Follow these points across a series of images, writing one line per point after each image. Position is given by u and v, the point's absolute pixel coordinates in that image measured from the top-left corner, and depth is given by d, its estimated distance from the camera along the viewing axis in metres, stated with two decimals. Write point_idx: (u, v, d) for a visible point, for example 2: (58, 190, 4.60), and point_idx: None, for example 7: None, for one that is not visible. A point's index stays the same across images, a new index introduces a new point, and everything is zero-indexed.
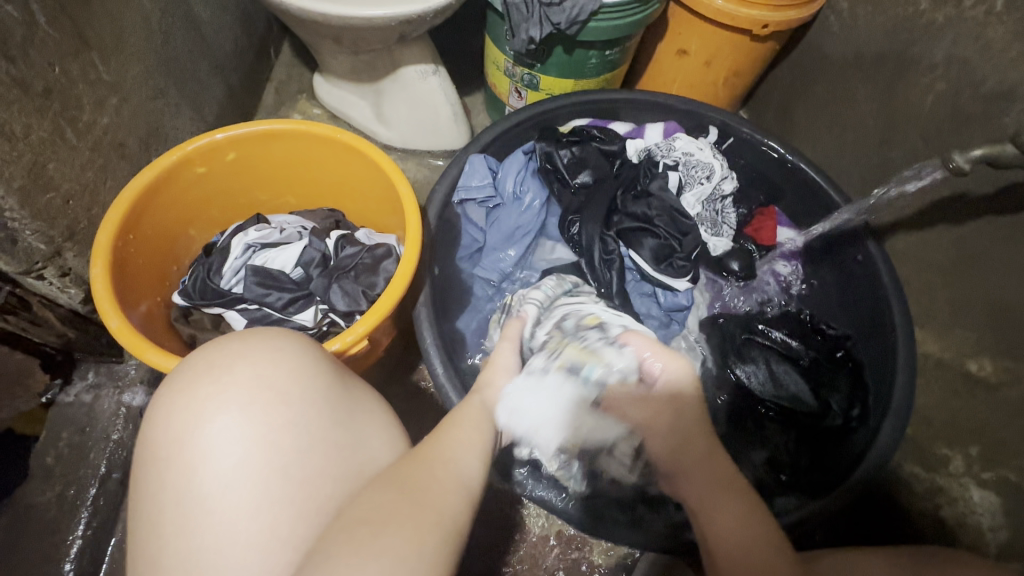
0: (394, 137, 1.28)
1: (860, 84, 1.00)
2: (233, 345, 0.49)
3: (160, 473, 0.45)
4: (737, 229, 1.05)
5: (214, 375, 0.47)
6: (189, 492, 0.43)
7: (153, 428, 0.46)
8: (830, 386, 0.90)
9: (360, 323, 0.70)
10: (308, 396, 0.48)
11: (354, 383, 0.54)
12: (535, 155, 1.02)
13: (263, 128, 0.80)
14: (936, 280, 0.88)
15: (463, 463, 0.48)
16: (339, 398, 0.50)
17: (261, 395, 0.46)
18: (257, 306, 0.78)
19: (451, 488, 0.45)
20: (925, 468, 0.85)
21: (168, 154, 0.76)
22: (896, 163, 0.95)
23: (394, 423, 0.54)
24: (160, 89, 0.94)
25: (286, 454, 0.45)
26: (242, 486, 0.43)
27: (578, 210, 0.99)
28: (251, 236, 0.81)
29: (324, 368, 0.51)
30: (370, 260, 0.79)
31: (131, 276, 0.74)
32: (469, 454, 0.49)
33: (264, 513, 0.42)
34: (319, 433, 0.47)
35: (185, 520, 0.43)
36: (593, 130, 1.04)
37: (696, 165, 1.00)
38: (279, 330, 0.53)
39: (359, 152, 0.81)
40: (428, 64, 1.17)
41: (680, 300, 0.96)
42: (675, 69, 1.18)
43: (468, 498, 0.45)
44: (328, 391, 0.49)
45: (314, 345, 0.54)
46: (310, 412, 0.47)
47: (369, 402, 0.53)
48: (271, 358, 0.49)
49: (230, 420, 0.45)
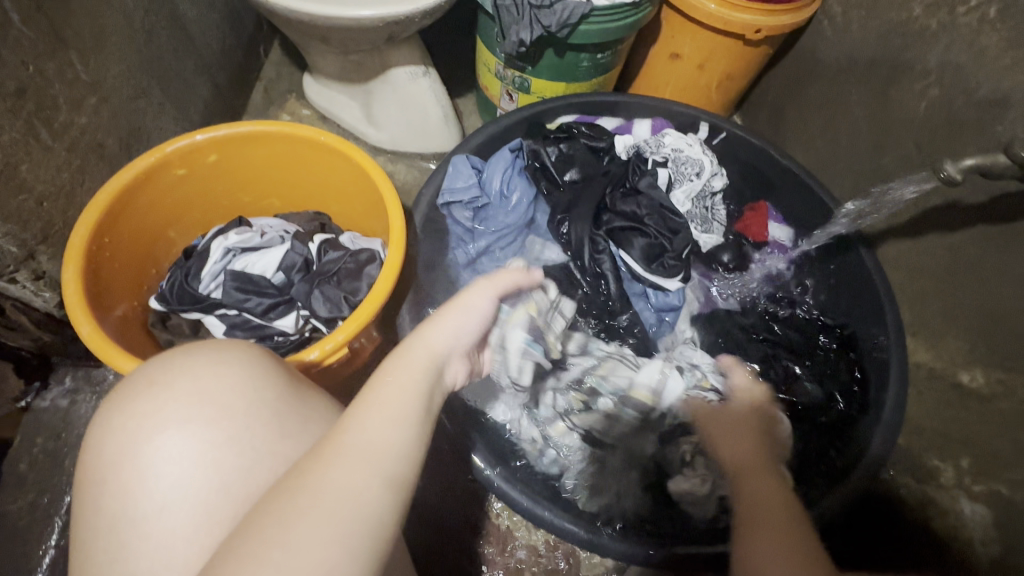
0: (384, 138, 1.26)
1: (853, 89, 0.99)
2: (177, 360, 0.48)
3: (102, 495, 0.44)
4: (728, 225, 1.06)
5: (153, 392, 0.46)
6: (126, 514, 0.43)
7: (96, 446, 0.46)
8: (829, 378, 0.92)
9: (340, 330, 0.68)
10: (252, 410, 0.47)
11: (310, 392, 0.52)
12: (523, 152, 1.00)
13: (245, 129, 0.78)
14: (928, 289, 0.87)
15: (372, 429, 0.43)
16: (289, 409, 0.49)
17: (201, 411, 0.46)
18: (236, 311, 0.76)
19: (362, 464, 0.40)
20: (916, 479, 0.84)
21: (146, 156, 0.74)
22: (889, 170, 0.94)
23: None
24: (142, 88, 0.92)
25: (226, 472, 0.44)
26: (178, 507, 0.43)
27: (567, 209, 0.97)
28: (230, 240, 0.78)
29: (276, 379, 0.50)
30: (353, 265, 0.78)
31: (105, 279, 0.72)
32: (392, 428, 0.43)
33: (202, 534, 0.42)
34: (264, 447, 0.46)
35: (121, 543, 0.43)
36: (581, 127, 1.02)
37: (685, 162, 1.00)
38: (229, 341, 0.51)
39: (344, 155, 0.79)
40: (418, 66, 1.16)
41: (672, 300, 0.95)
42: (668, 73, 1.17)
43: (393, 488, 0.40)
44: (276, 403, 0.48)
45: (270, 355, 0.52)
46: (252, 425, 0.46)
47: (322, 410, 0.51)
48: (215, 371, 0.48)
49: (171, 439, 0.45)
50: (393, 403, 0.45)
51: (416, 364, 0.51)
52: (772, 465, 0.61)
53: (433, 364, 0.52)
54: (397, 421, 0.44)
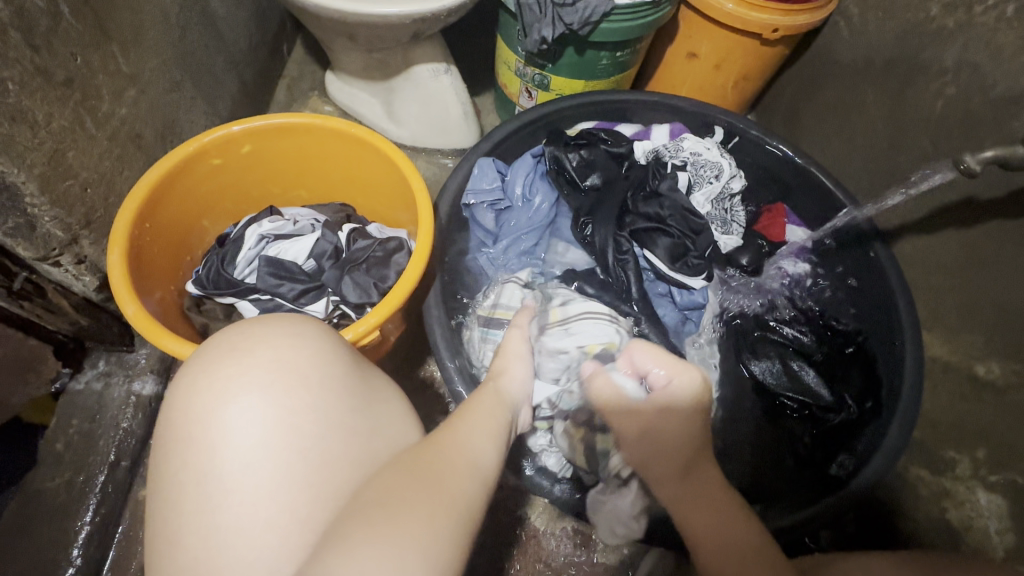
0: (404, 134, 1.29)
1: (870, 88, 1.01)
2: (255, 329, 0.49)
3: (181, 451, 0.44)
4: (747, 228, 1.06)
5: (236, 356, 0.47)
6: (209, 471, 0.43)
7: (175, 405, 0.46)
8: (842, 381, 0.92)
9: (373, 313, 0.70)
10: (329, 381, 0.48)
11: (369, 371, 0.54)
12: (544, 157, 1.04)
13: (279, 121, 0.81)
14: (944, 283, 0.89)
15: (477, 453, 0.49)
16: (357, 384, 0.50)
17: (281, 377, 0.46)
18: (269, 296, 0.78)
19: (468, 474, 0.46)
20: (931, 471, 0.85)
21: (185, 145, 0.77)
22: (904, 167, 0.95)
23: (408, 413, 0.54)
24: (176, 82, 0.95)
25: (307, 438, 0.44)
26: (263, 466, 0.43)
27: (590, 211, 0.99)
28: (264, 228, 0.82)
29: (342, 355, 0.52)
30: (381, 253, 0.80)
31: (146, 263, 0.75)
32: (483, 441, 0.51)
33: (286, 495, 0.42)
34: (339, 418, 0.47)
35: (205, 498, 0.42)
36: (600, 133, 1.04)
37: (704, 165, 1.01)
38: (298, 317, 0.53)
39: (373, 147, 0.82)
40: (440, 63, 1.18)
41: (696, 298, 0.97)
42: (685, 72, 1.19)
43: (482, 486, 0.47)
44: (346, 377, 0.50)
45: (333, 332, 0.54)
46: (331, 397, 0.47)
47: (384, 391, 0.54)
48: (292, 342, 0.49)
49: (253, 401, 0.45)
50: (481, 427, 0.54)
51: (487, 396, 0.61)
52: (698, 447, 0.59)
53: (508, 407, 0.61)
54: (492, 448, 0.52)
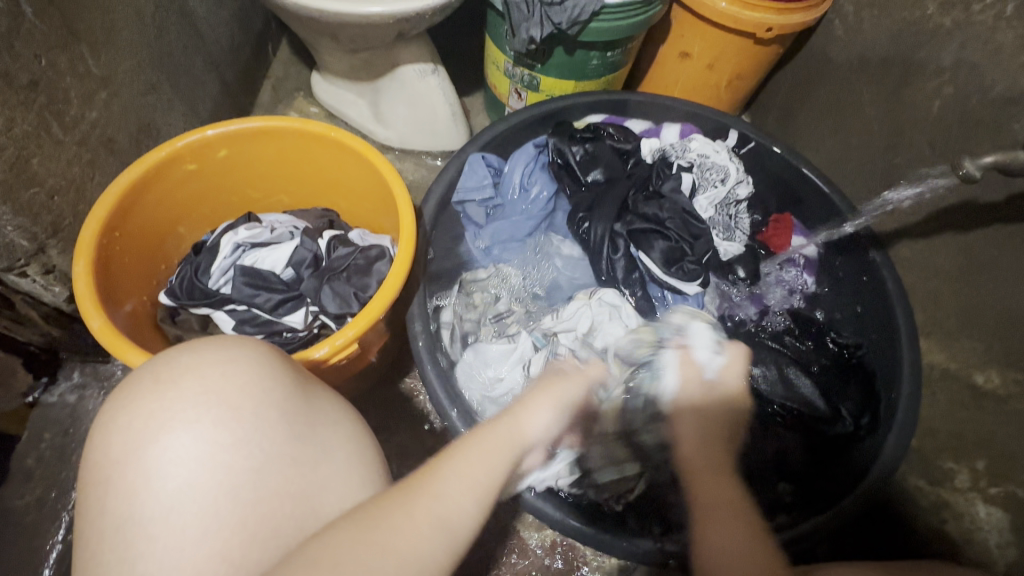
0: (392, 136, 1.26)
1: (865, 88, 0.99)
2: (184, 358, 0.47)
3: (104, 495, 0.42)
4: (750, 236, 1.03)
5: (160, 391, 0.44)
6: (132, 515, 0.41)
7: (99, 446, 0.44)
8: (840, 394, 0.90)
9: (350, 326, 0.67)
10: (263, 411, 0.45)
11: (318, 395, 0.50)
12: (547, 149, 1.02)
13: (257, 125, 0.78)
14: (942, 288, 0.86)
15: (450, 501, 0.44)
16: (302, 412, 0.47)
17: (209, 412, 0.44)
18: (246, 307, 0.76)
19: (432, 529, 0.42)
20: (928, 480, 0.82)
21: (158, 150, 0.74)
22: (901, 169, 0.93)
23: (362, 434, 0.52)
24: (152, 84, 0.92)
25: (237, 475, 0.43)
26: (187, 509, 0.41)
27: (589, 207, 0.97)
28: (240, 236, 0.78)
29: (285, 380, 0.48)
30: (363, 261, 0.77)
31: (116, 275, 0.72)
32: (461, 494, 0.44)
33: (210, 538, 0.40)
34: (274, 450, 0.44)
35: (126, 546, 0.40)
36: (609, 129, 1.02)
37: (711, 168, 0.98)
38: (234, 338, 0.50)
39: (355, 152, 0.79)
40: (426, 63, 1.15)
41: (690, 304, 0.93)
42: (677, 72, 1.17)
43: (447, 542, 0.42)
44: (285, 405, 0.46)
45: (276, 352, 0.51)
46: (265, 430, 0.45)
47: (334, 413, 0.50)
48: (224, 371, 0.46)
49: (179, 439, 0.43)
50: (467, 476, 0.46)
51: (494, 432, 0.50)
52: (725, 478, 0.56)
53: (513, 451, 0.49)
54: (470, 493, 0.46)
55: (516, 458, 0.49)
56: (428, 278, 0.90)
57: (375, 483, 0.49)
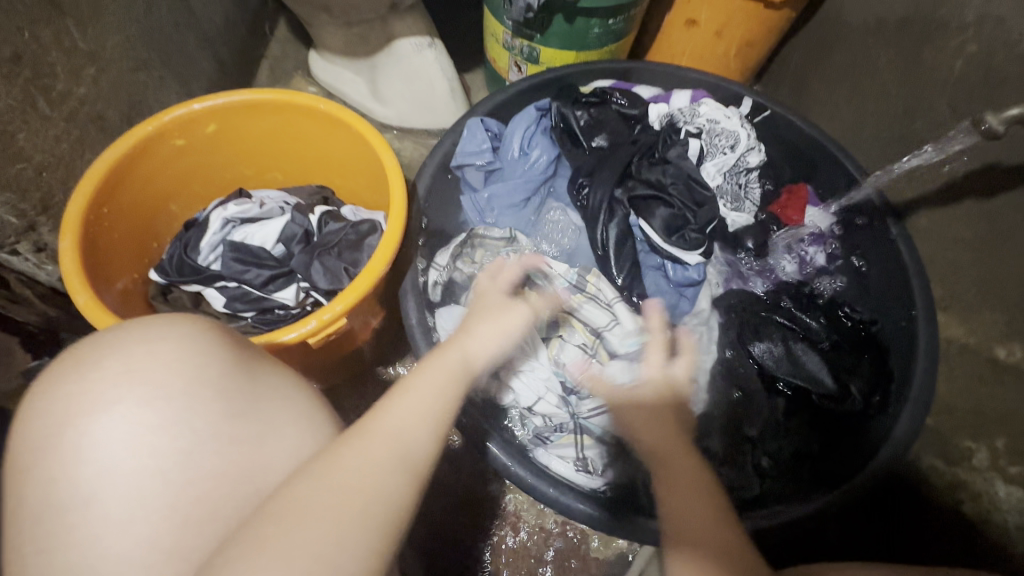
0: (390, 114, 1.23)
1: (882, 51, 0.93)
2: (107, 337, 0.41)
3: (21, 485, 0.37)
4: (761, 206, 0.99)
5: (80, 371, 0.39)
6: (53, 504, 0.36)
7: (19, 431, 0.39)
8: (849, 370, 0.84)
9: (338, 300, 0.65)
10: (196, 389, 0.40)
11: (264, 370, 0.45)
12: (549, 113, 0.97)
13: (246, 97, 0.77)
14: (961, 259, 0.82)
15: (404, 432, 0.43)
16: (244, 386, 0.42)
17: (134, 391, 0.39)
18: (236, 284, 0.75)
19: (383, 461, 0.40)
20: (945, 461, 0.78)
21: (144, 124, 0.73)
22: (919, 135, 0.88)
23: (316, 408, 0.46)
24: (143, 61, 0.91)
25: (169, 456, 0.38)
26: (117, 492, 0.36)
27: (590, 172, 0.93)
28: (230, 211, 0.77)
29: (221, 354, 0.42)
30: (353, 237, 0.75)
31: (106, 252, 0.71)
32: (413, 424, 0.44)
33: (139, 523, 0.36)
34: (207, 428, 0.39)
35: (47, 538, 0.36)
36: (616, 94, 0.97)
37: (720, 134, 0.92)
38: (171, 313, 0.44)
39: (345, 124, 0.77)
40: (423, 37, 1.13)
41: (691, 275, 0.89)
42: (684, 41, 1.11)
43: (404, 474, 0.40)
44: (222, 379, 0.41)
45: (218, 326, 0.45)
46: (198, 405, 0.39)
47: (283, 388, 0.45)
48: (152, 348, 0.40)
49: (103, 421, 0.38)
50: (410, 404, 0.46)
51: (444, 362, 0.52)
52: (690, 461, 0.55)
53: (461, 374, 0.52)
54: (425, 423, 0.45)
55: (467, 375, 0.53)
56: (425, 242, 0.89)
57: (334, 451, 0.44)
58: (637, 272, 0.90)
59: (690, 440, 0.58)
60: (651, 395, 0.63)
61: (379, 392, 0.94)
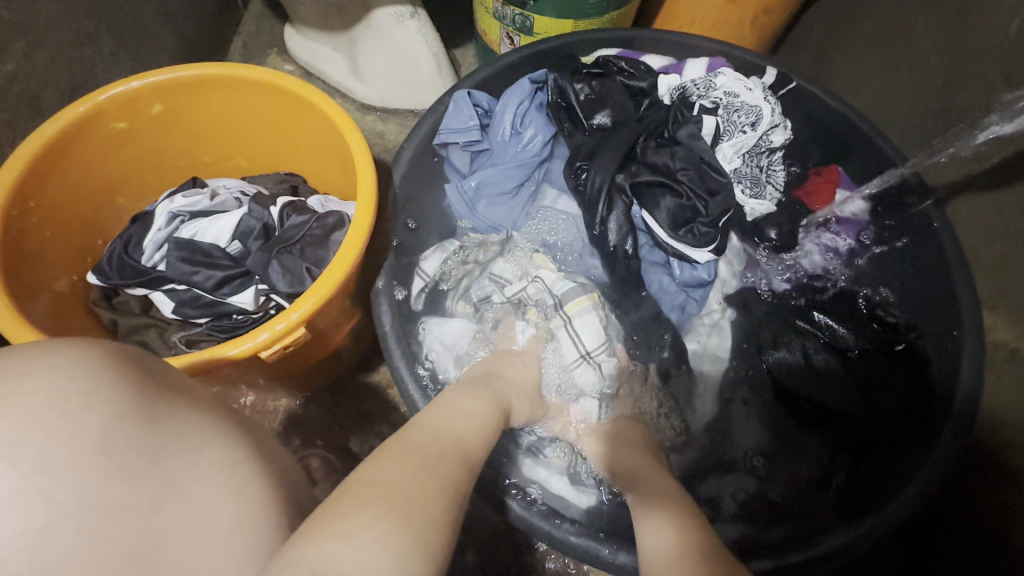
0: (372, 93, 1.13)
1: (921, 13, 0.82)
2: None
3: None
4: (786, 190, 0.88)
5: None
6: None
7: None
8: (883, 388, 0.75)
9: (294, 307, 0.56)
10: (66, 445, 0.31)
11: (171, 412, 0.36)
12: (546, 86, 0.87)
13: (195, 72, 0.67)
14: (1012, 252, 0.71)
15: (452, 430, 0.52)
16: (137, 434, 0.33)
17: None
18: (186, 287, 0.66)
19: (445, 451, 0.48)
20: (989, 481, 0.68)
21: (76, 105, 0.63)
22: (963, 109, 0.77)
23: (240, 457, 0.37)
24: (88, 34, 0.81)
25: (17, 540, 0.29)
26: None
27: (589, 155, 0.83)
28: (177, 204, 0.68)
29: (111, 394, 0.34)
30: (318, 232, 0.66)
31: (34, 253, 0.62)
32: (458, 427, 0.53)
33: None
34: (76, 499, 0.30)
35: None
36: (621, 62, 0.87)
37: (739, 110, 0.80)
38: (53, 341, 0.35)
39: (307, 102, 0.68)
40: (404, 6, 1.01)
41: (699, 274, 0.80)
42: (694, 8, 0.99)
43: (462, 464, 0.48)
44: (104, 430, 0.32)
45: (112, 356, 0.36)
46: (66, 468, 0.31)
47: (193, 435, 0.36)
48: (11, 391, 0.32)
49: None
50: (451, 414, 0.55)
51: (477, 388, 0.62)
52: (657, 468, 0.61)
53: (494, 396, 0.62)
54: (468, 427, 0.54)
55: (499, 396, 0.62)
56: (409, 246, 0.80)
57: (256, 514, 0.36)
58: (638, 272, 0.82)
59: (656, 457, 0.65)
60: (624, 428, 0.70)
61: (358, 400, 0.86)
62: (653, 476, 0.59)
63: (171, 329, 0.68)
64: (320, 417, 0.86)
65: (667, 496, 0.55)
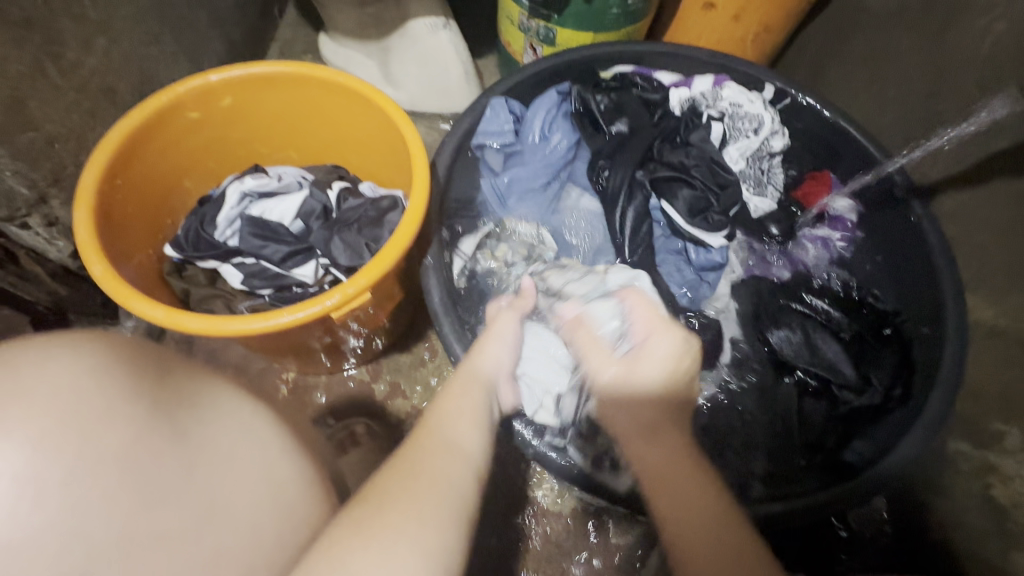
0: (402, 98, 1.21)
1: (905, 33, 0.91)
2: None
3: None
4: (784, 192, 0.97)
5: None
6: None
7: None
8: (872, 362, 0.84)
9: (362, 275, 0.63)
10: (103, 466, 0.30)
11: (193, 421, 0.36)
12: (569, 97, 0.95)
13: (262, 70, 0.75)
14: (990, 241, 0.80)
15: (458, 434, 0.53)
16: (170, 449, 0.33)
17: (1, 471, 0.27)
18: (254, 259, 0.73)
19: (452, 458, 0.50)
20: (972, 444, 0.76)
21: (159, 95, 0.70)
22: (944, 116, 0.86)
23: (265, 464, 0.39)
24: (155, 35, 0.89)
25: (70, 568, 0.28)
26: None
27: (610, 156, 0.93)
28: (248, 184, 0.76)
29: (137, 407, 0.32)
30: (374, 213, 0.74)
31: (119, 225, 0.69)
32: (466, 427, 0.55)
33: None
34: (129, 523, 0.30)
35: None
36: (636, 77, 0.96)
37: (743, 118, 0.91)
38: (61, 336, 0.32)
39: (364, 99, 0.75)
40: (438, 18, 1.11)
41: (714, 258, 0.88)
42: (701, 25, 1.09)
43: (469, 468, 0.50)
44: (141, 445, 0.31)
45: (124, 359, 0.34)
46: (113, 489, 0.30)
47: (225, 449, 0.37)
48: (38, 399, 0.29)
49: None
50: (461, 409, 0.57)
51: (462, 376, 0.63)
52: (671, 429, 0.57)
53: (484, 385, 0.62)
54: (472, 424, 0.56)
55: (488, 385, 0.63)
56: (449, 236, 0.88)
57: (290, 526, 0.39)
58: (655, 259, 0.89)
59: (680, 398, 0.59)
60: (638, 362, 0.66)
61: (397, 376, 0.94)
62: (665, 437, 0.56)
63: (237, 299, 0.74)
64: (359, 390, 0.93)
65: (678, 472, 0.54)
